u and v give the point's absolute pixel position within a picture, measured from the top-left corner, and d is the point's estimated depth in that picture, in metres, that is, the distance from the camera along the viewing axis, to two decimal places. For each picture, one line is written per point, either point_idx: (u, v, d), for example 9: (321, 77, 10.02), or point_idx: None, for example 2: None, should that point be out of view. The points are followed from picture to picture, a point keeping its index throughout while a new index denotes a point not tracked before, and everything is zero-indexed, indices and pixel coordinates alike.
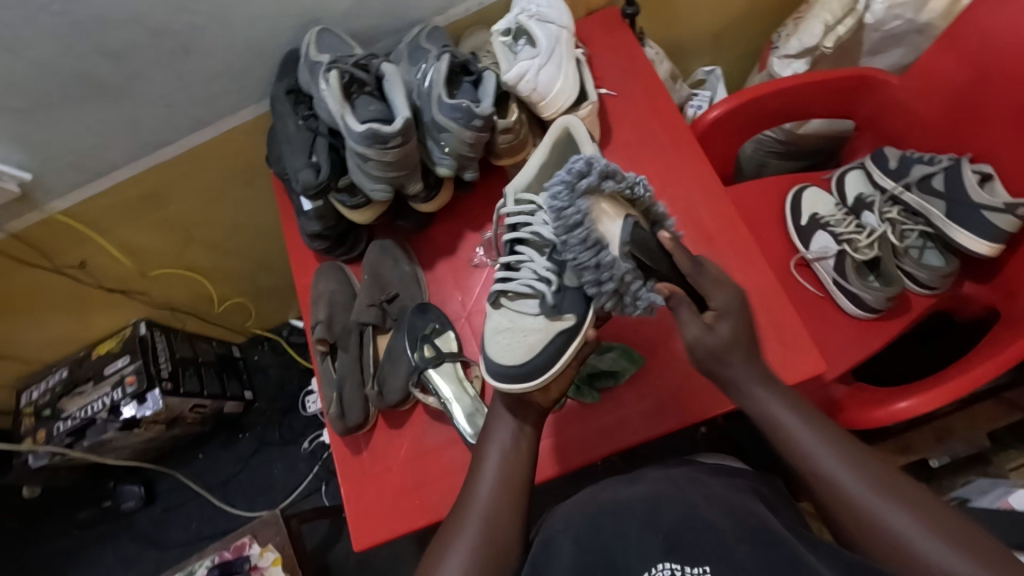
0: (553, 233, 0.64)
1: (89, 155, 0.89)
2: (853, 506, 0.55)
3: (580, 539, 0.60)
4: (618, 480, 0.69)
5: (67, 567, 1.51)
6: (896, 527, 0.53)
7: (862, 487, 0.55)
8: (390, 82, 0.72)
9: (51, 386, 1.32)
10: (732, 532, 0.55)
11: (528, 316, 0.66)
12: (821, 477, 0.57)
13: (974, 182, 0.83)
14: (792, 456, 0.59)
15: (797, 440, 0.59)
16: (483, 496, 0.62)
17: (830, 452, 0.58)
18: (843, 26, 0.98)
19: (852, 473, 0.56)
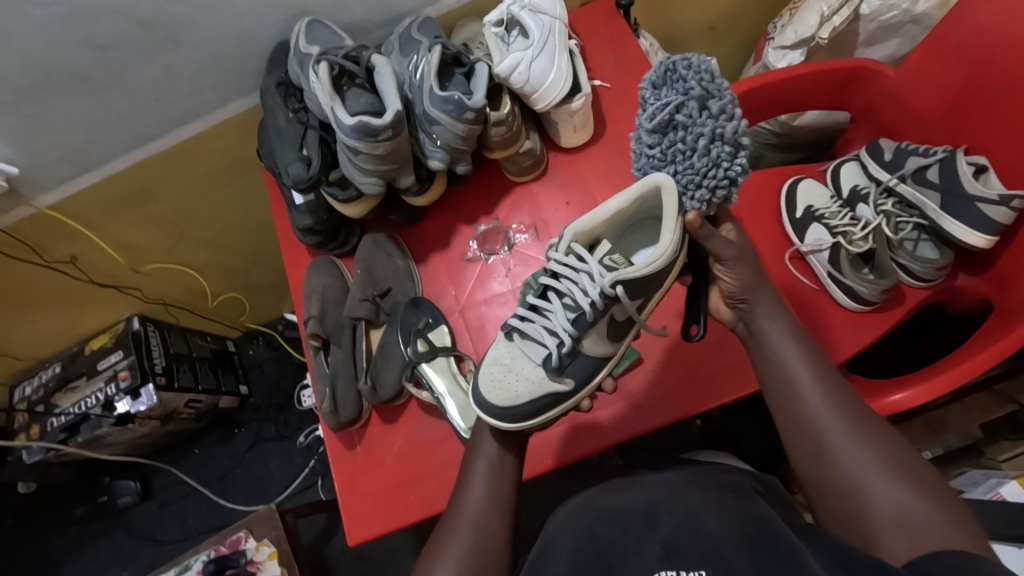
0: (584, 301, 0.60)
1: (77, 150, 0.88)
2: (832, 454, 0.58)
3: (577, 549, 0.59)
4: (618, 486, 0.69)
5: (64, 562, 1.51)
6: (870, 479, 0.55)
7: (846, 438, 0.58)
8: (380, 74, 0.70)
9: (43, 382, 1.32)
10: (729, 540, 0.54)
11: (531, 376, 0.64)
12: (810, 423, 0.60)
13: (969, 174, 0.82)
14: (790, 395, 0.62)
15: (796, 387, 0.62)
16: (473, 502, 0.62)
17: (828, 403, 0.60)
18: (840, 17, 0.97)
19: (844, 426, 0.59)
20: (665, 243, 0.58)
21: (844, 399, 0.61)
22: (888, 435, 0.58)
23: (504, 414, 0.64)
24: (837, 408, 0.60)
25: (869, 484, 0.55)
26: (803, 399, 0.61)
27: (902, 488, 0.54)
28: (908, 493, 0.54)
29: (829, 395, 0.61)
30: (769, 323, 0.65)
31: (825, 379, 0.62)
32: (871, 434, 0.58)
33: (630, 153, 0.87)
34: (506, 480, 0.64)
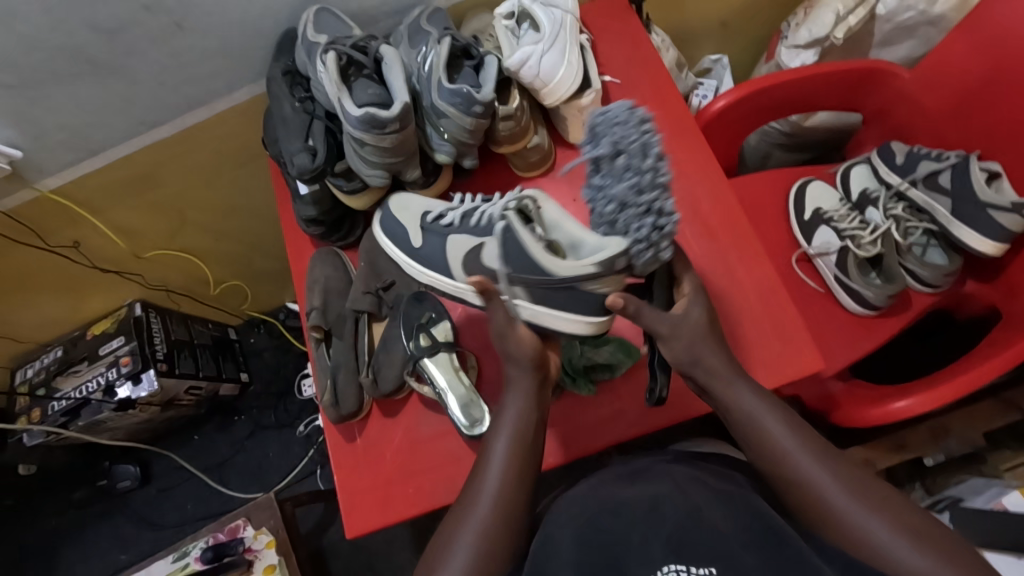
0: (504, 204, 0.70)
1: (80, 134, 0.87)
2: (836, 522, 0.55)
3: (579, 534, 0.59)
4: (617, 477, 0.70)
5: (64, 543, 1.53)
6: (877, 537, 0.53)
7: (851, 503, 0.55)
8: (389, 66, 0.69)
9: (45, 365, 1.32)
10: (738, 538, 0.55)
11: (421, 211, 0.77)
12: (808, 493, 0.57)
13: (982, 181, 0.82)
14: (776, 468, 0.59)
15: (782, 451, 0.59)
16: (496, 488, 0.60)
17: (816, 466, 0.57)
18: (855, 17, 0.95)
19: (844, 493, 0.56)
20: (566, 262, 0.59)
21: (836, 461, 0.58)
22: (884, 490, 0.56)
23: (389, 214, 0.79)
24: (842, 476, 0.57)
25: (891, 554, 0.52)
26: (799, 473, 0.58)
27: (907, 543, 0.52)
28: (914, 549, 0.51)
29: (828, 466, 0.57)
30: (738, 394, 0.63)
31: (806, 440, 0.59)
32: (865, 487, 0.56)
33: None
34: (530, 466, 0.62)
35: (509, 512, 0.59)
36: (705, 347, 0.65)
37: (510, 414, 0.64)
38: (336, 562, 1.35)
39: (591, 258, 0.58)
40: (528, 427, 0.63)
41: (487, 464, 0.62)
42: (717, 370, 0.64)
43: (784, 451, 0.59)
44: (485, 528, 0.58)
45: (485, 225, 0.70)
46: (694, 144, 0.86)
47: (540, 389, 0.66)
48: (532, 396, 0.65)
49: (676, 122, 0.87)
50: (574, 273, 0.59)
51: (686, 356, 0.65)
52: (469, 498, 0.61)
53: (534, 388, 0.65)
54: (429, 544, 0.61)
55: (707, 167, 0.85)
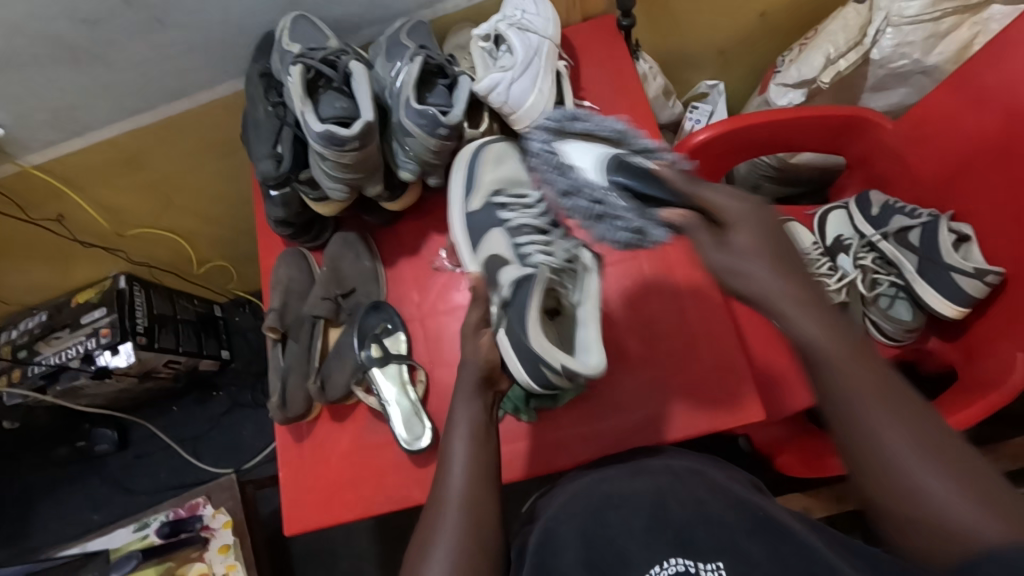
0: (536, 227, 0.73)
1: (63, 116, 0.89)
2: (884, 460, 0.46)
3: (583, 530, 0.60)
4: (620, 471, 0.69)
5: (40, 499, 1.58)
6: (938, 499, 0.44)
7: (906, 446, 0.46)
8: (357, 82, 0.70)
9: (29, 328, 1.36)
10: (745, 530, 0.57)
11: (490, 184, 0.77)
12: (858, 422, 0.47)
13: (949, 245, 0.82)
14: (838, 406, 0.48)
15: (833, 383, 0.48)
16: (455, 496, 0.57)
17: (863, 396, 0.47)
18: (845, 61, 0.96)
19: (910, 445, 0.46)
20: (540, 339, 0.59)
21: (899, 400, 0.47)
22: (952, 445, 0.46)
23: (482, 156, 0.77)
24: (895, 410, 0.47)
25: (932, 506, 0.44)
26: (849, 399, 0.48)
27: (974, 506, 0.43)
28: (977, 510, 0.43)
29: (889, 413, 0.47)
30: (803, 317, 0.48)
31: (883, 389, 0.47)
32: (920, 414, 0.47)
33: None
34: (490, 468, 0.60)
35: (480, 510, 0.57)
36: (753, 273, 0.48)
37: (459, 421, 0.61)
38: (297, 543, 1.40)
39: (564, 359, 0.59)
40: (484, 434, 0.61)
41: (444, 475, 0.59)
42: (770, 291, 0.48)
43: (844, 388, 0.48)
44: (459, 533, 0.55)
45: (511, 227, 0.74)
46: None
47: (485, 398, 0.62)
48: (475, 404, 0.62)
49: None
50: (543, 351, 0.59)
51: (744, 282, 0.48)
52: (435, 504, 0.58)
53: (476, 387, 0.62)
54: (409, 547, 0.56)
55: None
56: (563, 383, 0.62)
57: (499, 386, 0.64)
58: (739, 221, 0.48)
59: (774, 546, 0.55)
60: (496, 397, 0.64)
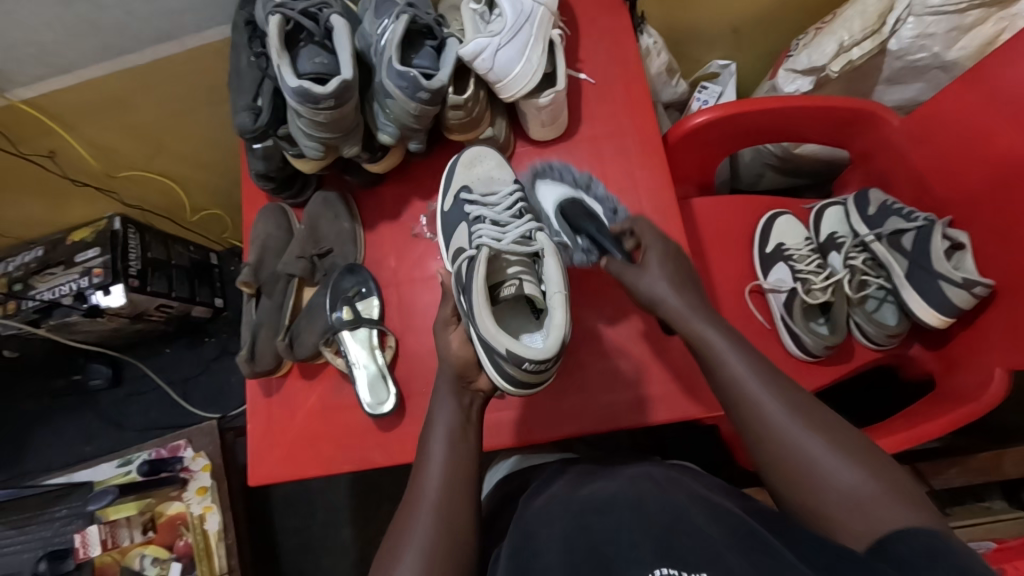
0: (511, 212, 0.75)
1: (51, 52, 0.87)
2: (815, 484, 0.54)
3: (563, 533, 0.57)
4: (600, 475, 0.69)
5: (36, 427, 1.63)
6: (840, 481, 0.53)
7: (826, 454, 0.54)
8: (338, 38, 0.67)
9: (25, 262, 1.37)
10: (726, 541, 0.52)
11: (463, 182, 0.79)
12: (784, 445, 0.56)
13: (940, 251, 0.79)
14: (757, 433, 0.58)
15: (762, 412, 0.58)
16: (431, 493, 0.61)
17: (788, 416, 0.57)
18: (860, 50, 0.90)
19: (821, 441, 0.55)
20: (490, 326, 0.61)
21: (806, 404, 0.58)
22: (855, 437, 0.56)
23: (461, 159, 0.80)
24: (821, 432, 0.56)
25: (848, 500, 0.52)
26: (770, 421, 0.57)
27: (873, 484, 0.52)
28: (872, 484, 0.52)
29: (795, 409, 0.57)
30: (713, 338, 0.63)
31: (796, 406, 0.58)
32: (827, 427, 0.56)
33: (596, 159, 0.85)
34: (468, 463, 0.63)
35: (454, 509, 0.60)
36: (665, 289, 0.68)
37: (438, 419, 0.66)
38: (276, 490, 1.44)
39: (508, 345, 0.60)
40: (459, 433, 0.65)
41: (423, 469, 0.63)
42: (681, 313, 0.66)
43: (760, 398, 0.59)
44: (430, 529, 0.58)
45: (476, 216, 0.76)
46: (658, 161, 0.83)
47: (462, 399, 0.67)
48: (454, 402, 0.67)
49: (642, 138, 0.84)
50: (490, 339, 0.61)
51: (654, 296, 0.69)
52: (415, 499, 0.62)
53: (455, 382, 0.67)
54: (381, 547, 0.60)
55: (666, 188, 0.82)
56: (525, 377, 0.62)
57: (477, 386, 0.68)
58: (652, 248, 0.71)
59: (763, 564, 0.49)
60: (475, 398, 0.68)
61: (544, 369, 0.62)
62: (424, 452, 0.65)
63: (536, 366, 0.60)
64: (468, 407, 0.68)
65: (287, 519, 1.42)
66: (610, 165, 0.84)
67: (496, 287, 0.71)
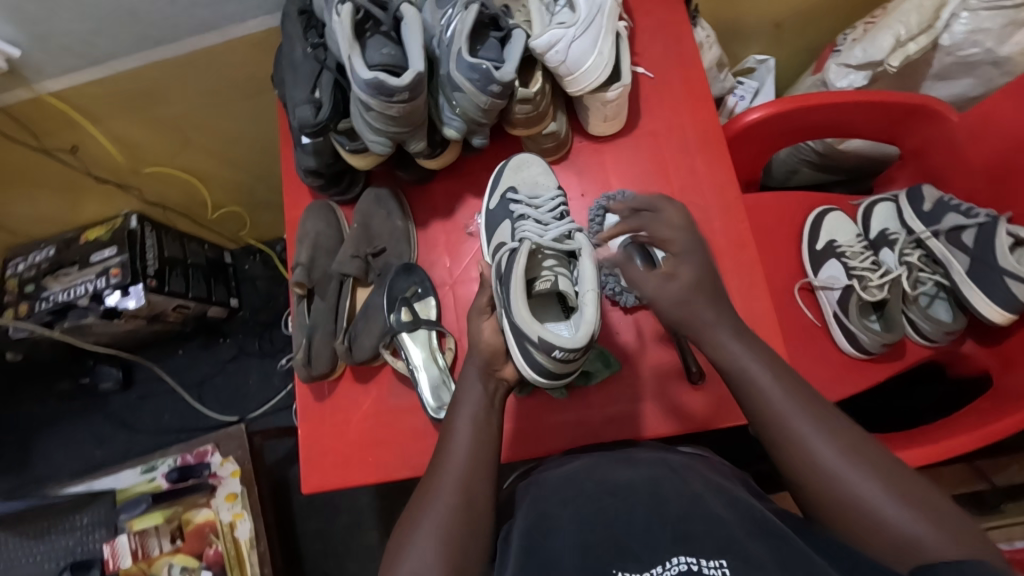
0: (553, 214, 0.72)
1: (85, 41, 0.84)
2: (833, 489, 0.51)
3: (579, 516, 0.54)
4: (610, 460, 0.65)
5: (42, 431, 1.57)
6: (866, 498, 0.49)
7: (842, 460, 0.51)
8: (408, 27, 0.65)
9: (36, 262, 1.32)
10: (745, 530, 0.49)
11: (509, 184, 0.77)
12: (802, 445, 0.53)
13: (1006, 247, 0.78)
14: (773, 433, 0.55)
15: (775, 409, 0.55)
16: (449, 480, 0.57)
17: (806, 417, 0.54)
18: (915, 45, 0.89)
19: (833, 446, 0.52)
20: (523, 312, 0.58)
21: (819, 410, 0.54)
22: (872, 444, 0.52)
23: (512, 163, 0.78)
24: (841, 439, 0.53)
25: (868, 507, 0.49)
26: (787, 423, 0.54)
27: (895, 500, 0.49)
28: (895, 499, 0.49)
29: (808, 413, 0.54)
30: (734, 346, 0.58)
31: (813, 408, 0.55)
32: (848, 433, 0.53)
33: (657, 154, 0.83)
34: (489, 457, 0.58)
35: (464, 506, 0.55)
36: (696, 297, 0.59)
37: (464, 402, 0.62)
38: (298, 494, 1.41)
39: (541, 332, 0.56)
40: (481, 427, 0.59)
41: (443, 458, 0.59)
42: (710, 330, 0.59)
43: (770, 402, 0.55)
44: (443, 523, 0.54)
45: (519, 216, 0.73)
46: (721, 156, 0.81)
47: (489, 385, 0.63)
48: (479, 387, 0.62)
49: (702, 132, 0.82)
50: (522, 325, 0.58)
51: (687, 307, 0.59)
52: (432, 487, 0.57)
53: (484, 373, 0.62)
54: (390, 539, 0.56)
55: (730, 184, 0.80)
56: (555, 364, 0.58)
57: (502, 371, 0.63)
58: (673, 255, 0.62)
59: (778, 551, 0.46)
60: (500, 385, 0.63)
61: (573, 359, 0.58)
62: (447, 437, 0.61)
63: (567, 356, 0.57)
64: (494, 393, 0.63)
65: (311, 524, 1.39)
66: (670, 160, 0.82)
67: (530, 281, 0.68)
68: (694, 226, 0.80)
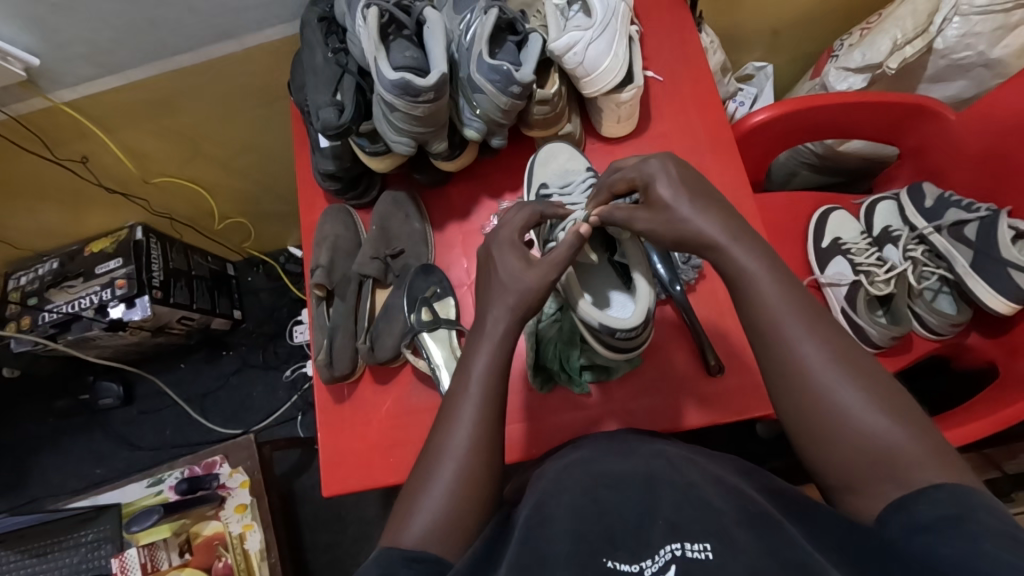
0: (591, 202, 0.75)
1: (103, 50, 0.85)
2: (822, 398, 0.48)
3: (572, 507, 0.48)
4: (605, 450, 0.59)
5: (41, 450, 1.54)
6: (853, 417, 0.47)
7: (831, 367, 0.48)
8: (431, 31, 0.67)
9: (39, 275, 1.30)
10: (734, 517, 0.45)
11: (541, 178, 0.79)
12: (789, 349, 0.50)
13: (1007, 240, 0.81)
14: (764, 334, 0.51)
15: (767, 304, 0.51)
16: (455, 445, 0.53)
17: (799, 319, 0.50)
18: (912, 48, 0.93)
19: (824, 353, 0.49)
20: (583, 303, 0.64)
21: (818, 317, 0.50)
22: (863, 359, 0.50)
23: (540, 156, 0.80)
24: (833, 347, 0.49)
25: (852, 418, 0.46)
26: (779, 325, 0.50)
27: (882, 414, 0.46)
28: (880, 416, 0.46)
29: (806, 321, 0.50)
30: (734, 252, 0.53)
31: (805, 310, 0.51)
32: (836, 337, 0.50)
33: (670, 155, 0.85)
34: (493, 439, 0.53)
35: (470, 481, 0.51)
36: (698, 212, 0.55)
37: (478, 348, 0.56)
38: (306, 506, 1.39)
39: (600, 317, 0.62)
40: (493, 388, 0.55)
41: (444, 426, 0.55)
42: (713, 235, 0.54)
43: (769, 303, 0.51)
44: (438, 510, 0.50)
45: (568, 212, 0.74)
46: (731, 156, 0.83)
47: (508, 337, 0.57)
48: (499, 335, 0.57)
49: (712, 132, 0.84)
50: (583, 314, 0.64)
51: (672, 235, 0.56)
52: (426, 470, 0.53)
53: (521, 307, 0.57)
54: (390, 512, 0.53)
55: (742, 182, 0.82)
56: (617, 342, 0.64)
57: None
58: (656, 175, 0.57)
59: (769, 539, 0.43)
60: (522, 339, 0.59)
61: (635, 334, 0.64)
62: (456, 395, 0.56)
63: (628, 334, 0.63)
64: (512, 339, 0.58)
65: (318, 536, 1.37)
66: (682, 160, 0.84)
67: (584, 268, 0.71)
68: None
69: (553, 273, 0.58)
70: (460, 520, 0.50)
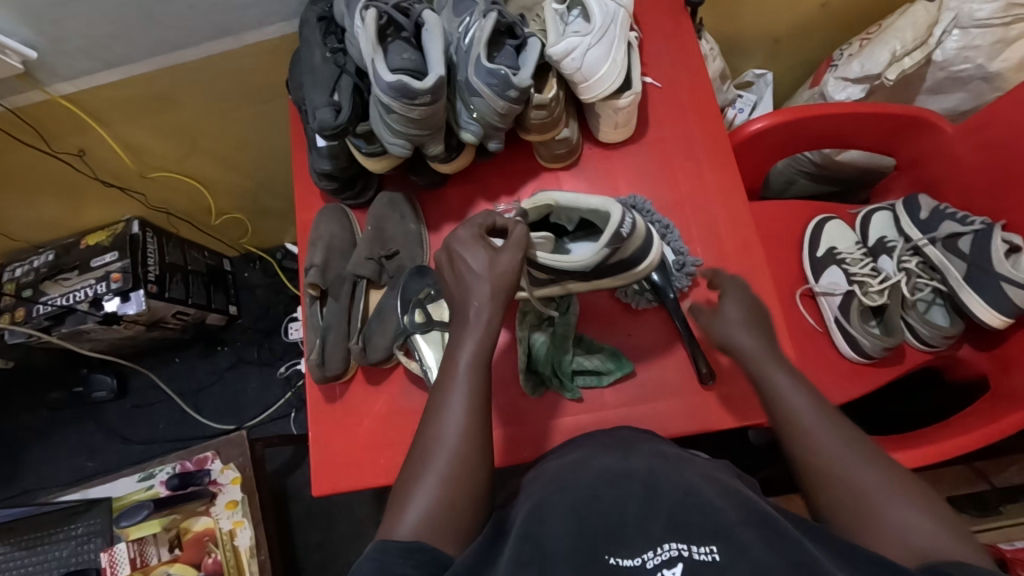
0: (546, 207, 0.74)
1: (101, 44, 0.85)
2: (847, 487, 0.52)
3: (575, 505, 0.48)
4: (603, 450, 0.59)
5: (33, 441, 1.54)
6: (884, 505, 0.50)
7: (853, 459, 0.53)
8: (429, 34, 0.67)
9: (35, 267, 1.30)
10: (738, 516, 0.45)
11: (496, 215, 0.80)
12: (814, 446, 0.55)
13: (1001, 254, 0.81)
14: (792, 436, 0.57)
15: (793, 408, 0.58)
16: (449, 443, 0.53)
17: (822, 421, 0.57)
18: (910, 60, 0.93)
19: (846, 446, 0.54)
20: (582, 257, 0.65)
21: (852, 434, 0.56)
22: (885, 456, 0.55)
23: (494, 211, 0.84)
24: (854, 443, 0.54)
25: (878, 504, 0.50)
26: (806, 426, 0.57)
27: (902, 500, 0.50)
28: (901, 498, 0.50)
29: (829, 423, 0.56)
30: (773, 369, 0.62)
31: (829, 416, 0.57)
32: (858, 437, 0.55)
33: (665, 161, 0.85)
34: (479, 439, 0.54)
35: (463, 478, 0.52)
36: (743, 330, 0.67)
37: (462, 350, 0.58)
38: (297, 503, 1.39)
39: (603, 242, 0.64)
40: (479, 388, 0.56)
41: (433, 428, 0.55)
42: (756, 351, 0.65)
43: (801, 421, 0.57)
44: (431, 508, 0.50)
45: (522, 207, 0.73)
46: (728, 164, 0.83)
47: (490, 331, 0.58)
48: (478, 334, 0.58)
49: (708, 140, 0.84)
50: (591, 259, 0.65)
51: (731, 336, 0.68)
52: (420, 469, 0.53)
53: (499, 295, 0.59)
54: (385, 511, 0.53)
55: (738, 191, 0.82)
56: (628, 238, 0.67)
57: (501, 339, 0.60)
58: (732, 295, 0.71)
59: (770, 535, 0.43)
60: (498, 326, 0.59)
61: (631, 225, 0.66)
62: (444, 388, 0.57)
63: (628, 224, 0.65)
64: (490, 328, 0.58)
65: (309, 533, 1.37)
66: (678, 168, 0.84)
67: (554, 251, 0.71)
68: (702, 232, 0.82)
69: (521, 254, 0.59)
70: (449, 525, 0.50)
